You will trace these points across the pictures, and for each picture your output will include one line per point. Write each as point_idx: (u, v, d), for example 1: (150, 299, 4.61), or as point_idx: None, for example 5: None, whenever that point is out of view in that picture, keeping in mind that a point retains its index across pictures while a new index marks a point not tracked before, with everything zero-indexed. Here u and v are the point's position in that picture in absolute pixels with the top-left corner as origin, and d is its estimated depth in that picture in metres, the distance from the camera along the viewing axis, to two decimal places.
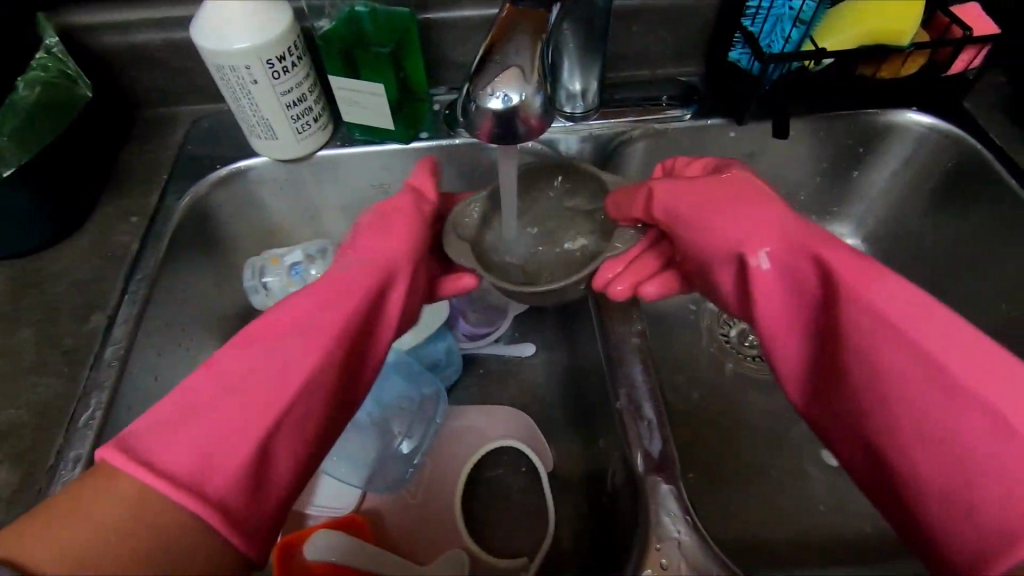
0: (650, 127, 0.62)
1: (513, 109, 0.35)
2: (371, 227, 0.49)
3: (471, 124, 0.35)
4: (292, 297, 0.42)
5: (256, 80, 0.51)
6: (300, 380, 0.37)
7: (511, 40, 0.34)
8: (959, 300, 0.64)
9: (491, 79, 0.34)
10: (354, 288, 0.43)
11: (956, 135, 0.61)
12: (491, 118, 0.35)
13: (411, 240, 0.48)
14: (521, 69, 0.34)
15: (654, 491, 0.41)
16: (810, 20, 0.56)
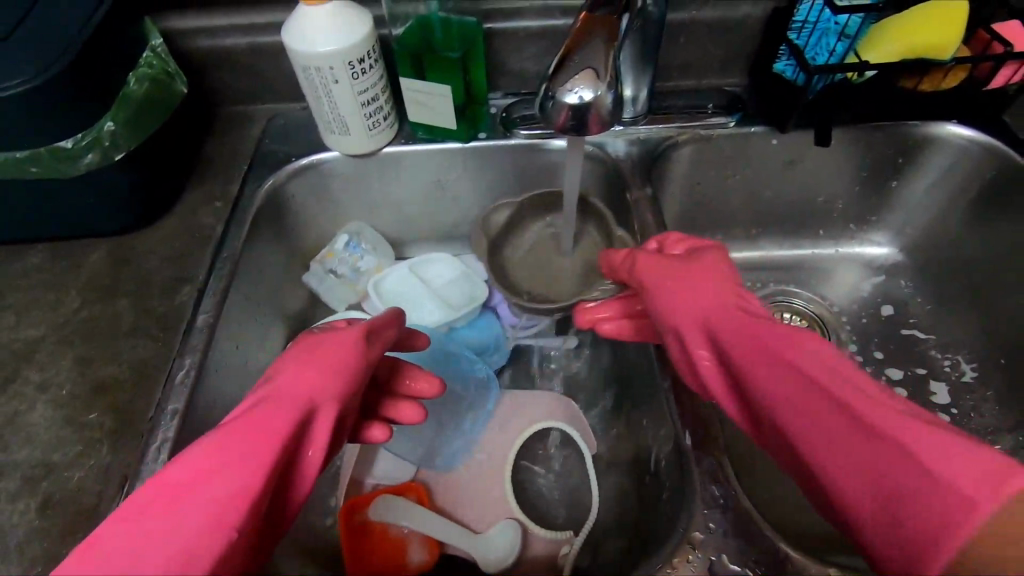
0: (696, 132, 0.66)
1: (586, 105, 0.39)
2: (306, 355, 0.44)
3: (549, 117, 0.40)
4: (193, 444, 0.35)
5: (338, 80, 0.56)
6: (202, 564, 0.29)
7: (585, 45, 0.38)
8: (997, 307, 0.65)
9: (567, 78, 0.39)
10: (273, 428, 0.36)
11: (996, 148, 0.63)
12: (567, 112, 0.39)
13: (346, 376, 0.43)
14: (594, 71, 0.38)
15: (699, 465, 0.44)
16: (855, 34, 0.58)
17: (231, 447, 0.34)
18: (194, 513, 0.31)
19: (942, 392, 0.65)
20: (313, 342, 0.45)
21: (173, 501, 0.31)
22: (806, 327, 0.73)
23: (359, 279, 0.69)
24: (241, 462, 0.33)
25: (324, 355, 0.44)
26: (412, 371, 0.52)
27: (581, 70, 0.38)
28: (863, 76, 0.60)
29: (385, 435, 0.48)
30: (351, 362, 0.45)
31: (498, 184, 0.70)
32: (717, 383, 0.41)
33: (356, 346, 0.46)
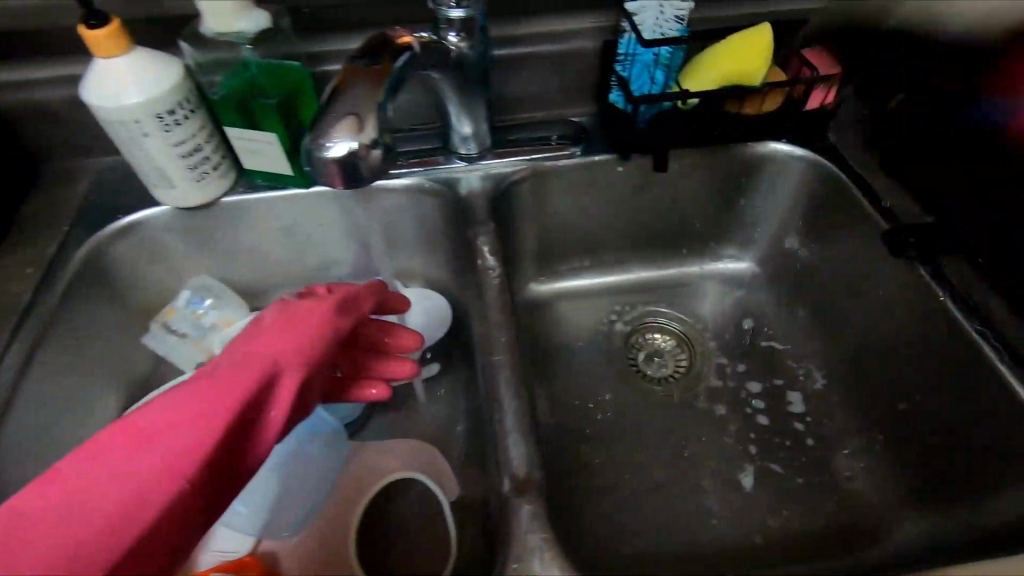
0: (542, 164, 0.66)
1: (352, 155, 0.38)
2: (278, 323, 0.46)
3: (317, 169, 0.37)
4: (173, 386, 0.41)
5: (147, 133, 0.53)
6: (159, 498, 0.37)
7: (356, 88, 0.38)
8: (841, 312, 0.67)
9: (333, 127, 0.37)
10: (238, 385, 0.42)
11: (819, 164, 0.67)
12: (333, 164, 0.37)
13: (318, 343, 0.46)
14: (361, 121, 0.38)
15: (509, 501, 0.42)
16: (669, 64, 0.59)
17: (196, 400, 0.40)
18: (158, 454, 0.38)
19: (797, 401, 0.67)
20: (297, 302, 0.48)
21: (136, 445, 0.38)
22: (674, 345, 0.75)
23: (206, 335, 0.65)
24: (198, 418, 0.39)
25: (301, 322, 0.46)
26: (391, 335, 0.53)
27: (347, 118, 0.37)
28: (690, 103, 0.63)
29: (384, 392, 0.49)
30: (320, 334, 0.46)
31: (351, 227, 0.68)
32: None
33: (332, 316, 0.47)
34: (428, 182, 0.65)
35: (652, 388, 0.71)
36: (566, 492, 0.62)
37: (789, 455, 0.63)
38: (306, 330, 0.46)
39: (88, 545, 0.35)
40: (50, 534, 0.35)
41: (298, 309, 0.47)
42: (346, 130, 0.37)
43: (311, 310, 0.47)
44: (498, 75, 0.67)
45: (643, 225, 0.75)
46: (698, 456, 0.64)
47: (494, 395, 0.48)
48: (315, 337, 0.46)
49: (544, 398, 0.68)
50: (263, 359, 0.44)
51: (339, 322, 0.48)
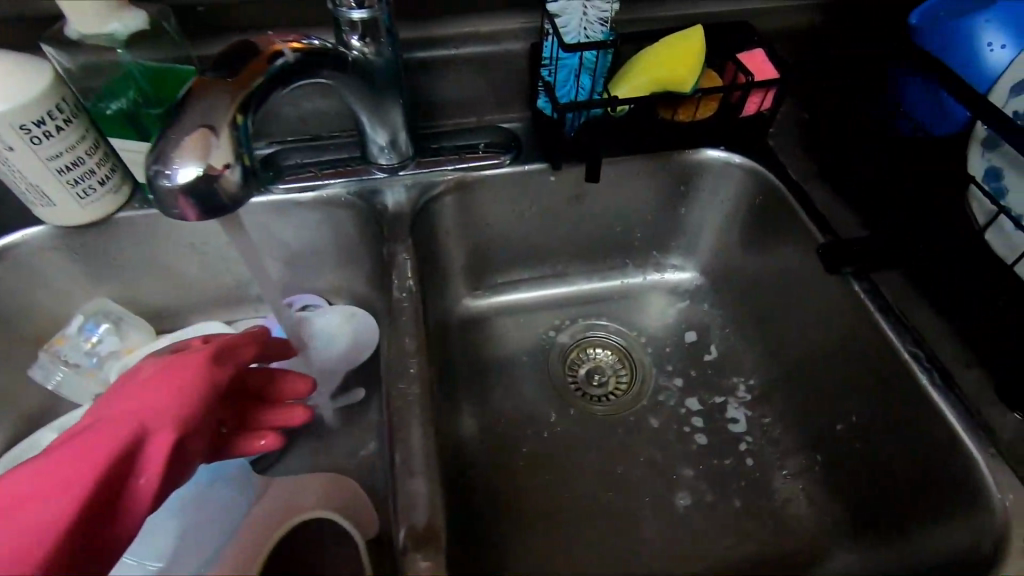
0: (468, 175, 0.62)
1: (201, 177, 0.34)
2: (149, 378, 0.43)
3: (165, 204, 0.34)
4: (29, 460, 0.38)
5: (12, 146, 0.47)
6: None
7: (201, 102, 0.35)
8: (782, 325, 0.65)
9: (177, 150, 0.34)
10: (96, 455, 0.38)
11: (758, 172, 0.64)
12: (180, 189, 0.34)
13: (195, 398, 0.42)
14: (208, 138, 0.35)
15: (402, 557, 0.38)
16: (595, 67, 0.55)
17: (48, 475, 0.37)
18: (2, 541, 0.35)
19: (737, 419, 0.65)
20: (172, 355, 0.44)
21: None
22: (615, 361, 0.71)
23: (102, 366, 0.60)
24: (48, 498, 0.36)
25: (176, 373, 0.43)
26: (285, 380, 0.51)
27: (190, 136, 0.34)
28: (621, 109, 0.59)
29: (273, 442, 0.47)
30: (198, 384, 0.43)
31: (264, 245, 0.63)
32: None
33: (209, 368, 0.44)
34: (346, 195, 0.61)
35: (590, 407, 0.68)
36: (495, 524, 0.59)
37: (727, 477, 0.61)
38: (179, 382, 0.42)
39: None
40: None
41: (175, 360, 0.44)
42: (192, 152, 0.34)
43: (188, 360, 0.44)
44: (421, 79, 0.63)
45: (581, 237, 0.72)
46: (634, 481, 0.62)
47: (398, 432, 0.43)
48: (188, 388, 0.42)
49: (476, 422, 0.64)
50: (129, 422, 0.40)
51: (217, 371, 0.44)
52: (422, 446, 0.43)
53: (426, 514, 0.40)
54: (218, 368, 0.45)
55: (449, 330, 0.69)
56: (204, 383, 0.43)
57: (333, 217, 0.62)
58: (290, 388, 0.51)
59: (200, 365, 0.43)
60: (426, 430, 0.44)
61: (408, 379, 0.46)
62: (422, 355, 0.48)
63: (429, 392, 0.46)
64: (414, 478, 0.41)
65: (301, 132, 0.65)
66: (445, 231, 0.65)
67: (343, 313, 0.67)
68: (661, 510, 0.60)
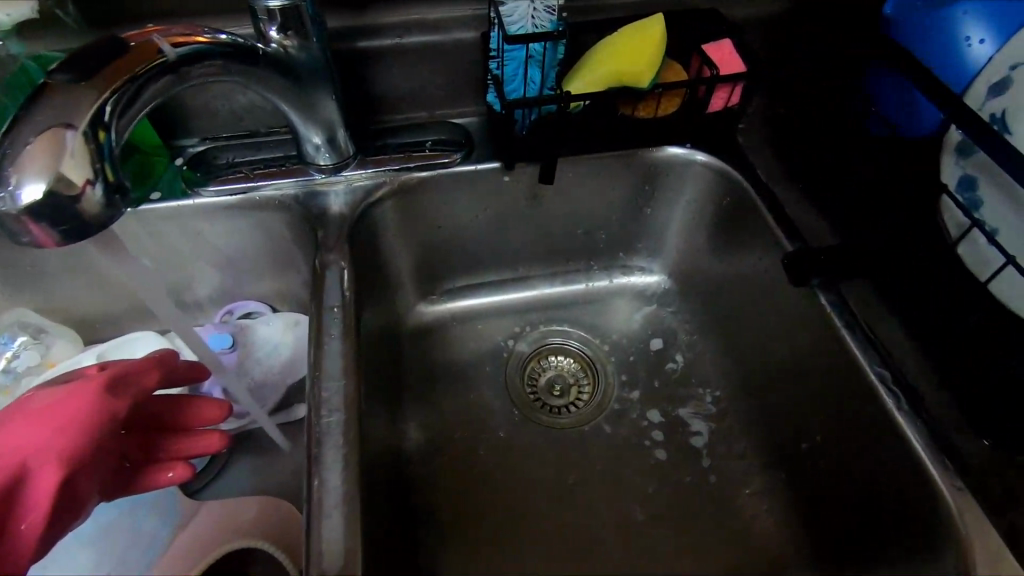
0: (415, 175, 0.58)
1: (47, 198, 0.30)
2: (37, 412, 0.41)
3: (11, 231, 0.31)
4: None
5: None
6: None
7: (51, 106, 0.31)
8: (749, 334, 0.61)
9: (17, 166, 0.30)
10: None
11: (725, 172, 0.60)
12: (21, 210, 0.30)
13: (80, 432, 0.41)
14: (62, 149, 0.31)
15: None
16: (545, 58, 0.51)
17: None
18: None
19: (700, 433, 0.62)
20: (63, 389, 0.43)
21: None
22: (576, 370, 0.68)
23: (19, 383, 0.55)
24: None
25: (68, 406, 0.41)
26: (195, 406, 0.49)
27: (39, 146, 0.31)
28: (578, 105, 0.55)
29: (182, 472, 0.45)
30: (90, 416, 0.41)
31: (197, 250, 0.59)
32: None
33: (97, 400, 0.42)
34: (280, 198, 0.56)
35: (549, 419, 0.64)
36: (442, 547, 0.56)
37: (685, 495, 0.58)
38: (68, 415, 0.41)
39: None
40: None
41: (67, 391, 0.42)
42: (32, 168, 0.30)
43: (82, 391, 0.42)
44: (363, 71, 0.58)
45: (542, 239, 0.68)
46: (590, 499, 0.59)
47: (316, 465, 0.40)
48: (79, 421, 0.41)
49: (426, 437, 0.61)
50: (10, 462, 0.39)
51: (113, 401, 0.43)
52: (342, 482, 0.39)
53: (339, 561, 0.37)
54: (115, 397, 0.43)
55: (400, 339, 0.65)
56: (96, 414, 0.42)
57: (268, 222, 0.58)
58: (201, 414, 0.48)
59: (95, 396, 0.42)
60: (347, 463, 0.40)
61: (331, 407, 0.43)
62: (350, 379, 0.44)
63: (355, 420, 0.43)
64: (328, 520, 0.38)
65: (237, 128, 0.60)
66: (393, 236, 0.61)
67: (287, 321, 0.63)
68: (617, 531, 0.57)
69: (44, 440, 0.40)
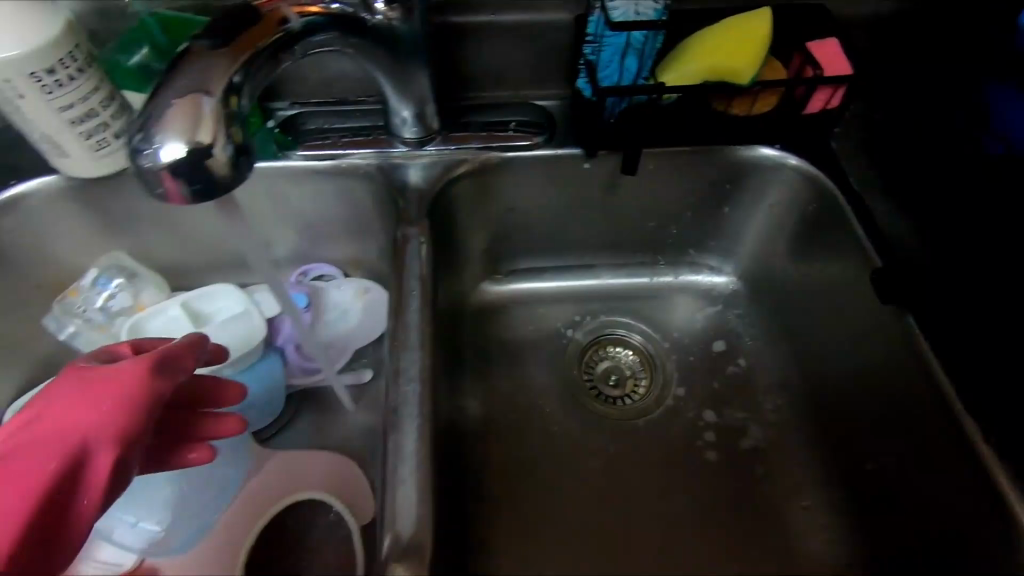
0: (498, 154, 0.58)
1: (187, 154, 0.33)
2: (83, 391, 0.38)
3: (150, 182, 0.33)
4: None
5: (23, 94, 0.46)
6: None
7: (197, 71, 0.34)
8: (821, 346, 0.60)
9: (164, 122, 0.33)
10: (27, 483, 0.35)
11: (816, 177, 0.58)
12: (166, 167, 0.33)
13: (131, 412, 0.38)
14: (199, 110, 0.34)
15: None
16: (641, 49, 0.50)
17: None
18: None
19: (758, 441, 0.61)
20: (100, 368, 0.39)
21: None
22: (635, 363, 0.68)
23: (110, 321, 0.59)
24: None
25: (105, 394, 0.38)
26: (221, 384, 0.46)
27: (182, 104, 0.34)
28: (668, 97, 0.54)
29: (206, 455, 0.43)
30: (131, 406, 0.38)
31: (280, 211, 0.61)
32: None
33: (143, 379, 0.39)
34: (366, 168, 0.58)
35: (604, 409, 0.65)
36: (494, 524, 0.57)
37: (739, 502, 0.58)
38: (116, 396, 0.38)
39: None
40: None
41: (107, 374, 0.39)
42: (177, 125, 0.33)
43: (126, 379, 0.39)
44: (456, 48, 0.59)
45: (613, 230, 0.67)
46: (640, 493, 0.59)
47: (394, 431, 0.42)
48: (126, 403, 0.38)
49: (483, 415, 0.63)
50: (57, 441, 0.36)
51: (158, 385, 0.40)
52: (415, 449, 0.41)
53: (412, 525, 0.38)
54: (158, 379, 0.40)
55: (464, 316, 0.67)
56: (144, 397, 0.39)
57: (350, 190, 0.59)
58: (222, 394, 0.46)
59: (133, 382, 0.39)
60: (422, 431, 0.42)
61: (408, 377, 0.44)
62: (427, 352, 0.46)
63: (429, 392, 0.44)
64: (402, 486, 0.39)
65: (327, 94, 0.62)
66: (470, 214, 0.62)
67: (357, 288, 0.65)
68: (667, 529, 0.57)
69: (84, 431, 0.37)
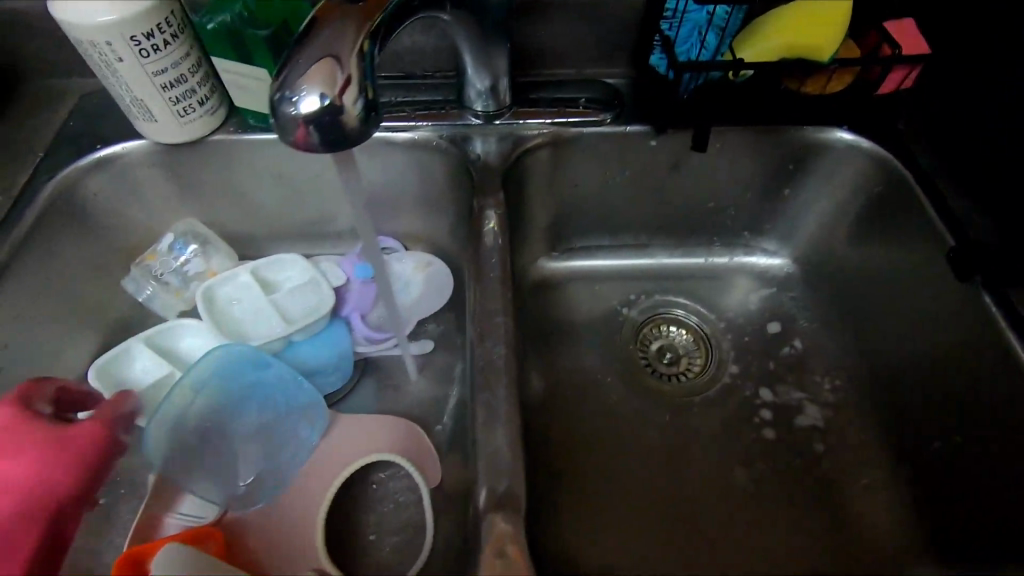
0: (567, 130, 0.59)
1: (324, 107, 0.32)
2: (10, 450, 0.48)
3: (287, 132, 0.32)
4: None
5: (122, 58, 0.47)
6: None
7: (330, 29, 0.33)
8: (882, 328, 0.60)
9: (302, 75, 0.32)
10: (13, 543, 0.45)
11: (885, 158, 0.58)
12: (304, 118, 0.32)
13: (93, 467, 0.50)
14: (337, 64, 0.33)
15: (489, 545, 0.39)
16: (725, 25, 0.51)
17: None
18: None
19: (815, 420, 0.62)
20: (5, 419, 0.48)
21: None
22: (689, 342, 0.69)
23: (187, 285, 0.61)
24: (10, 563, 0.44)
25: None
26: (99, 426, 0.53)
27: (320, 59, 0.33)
28: (742, 74, 0.54)
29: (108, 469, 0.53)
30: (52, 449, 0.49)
31: (349, 182, 0.62)
32: None
33: (106, 435, 0.51)
34: (438, 140, 0.59)
35: (659, 385, 0.65)
36: (555, 493, 0.59)
37: (799, 478, 0.59)
38: (63, 453, 0.49)
39: None
40: None
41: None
42: (316, 78, 0.32)
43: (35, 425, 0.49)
44: (528, 25, 0.60)
45: (672, 210, 0.68)
46: (699, 468, 0.60)
47: (482, 390, 0.43)
48: (80, 458, 0.49)
49: (542, 388, 0.64)
50: (24, 495, 0.47)
51: (115, 435, 0.51)
52: (503, 407, 0.42)
53: (507, 478, 0.39)
54: (93, 431, 0.51)
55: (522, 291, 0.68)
56: (102, 454, 0.50)
57: (420, 161, 0.60)
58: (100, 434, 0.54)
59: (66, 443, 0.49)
60: (509, 392, 0.43)
61: (492, 340, 0.46)
62: (508, 317, 0.47)
63: (513, 355, 0.45)
64: (495, 441, 0.41)
65: (397, 67, 0.62)
66: (534, 189, 0.63)
67: (419, 261, 0.66)
68: (726, 502, 0.58)
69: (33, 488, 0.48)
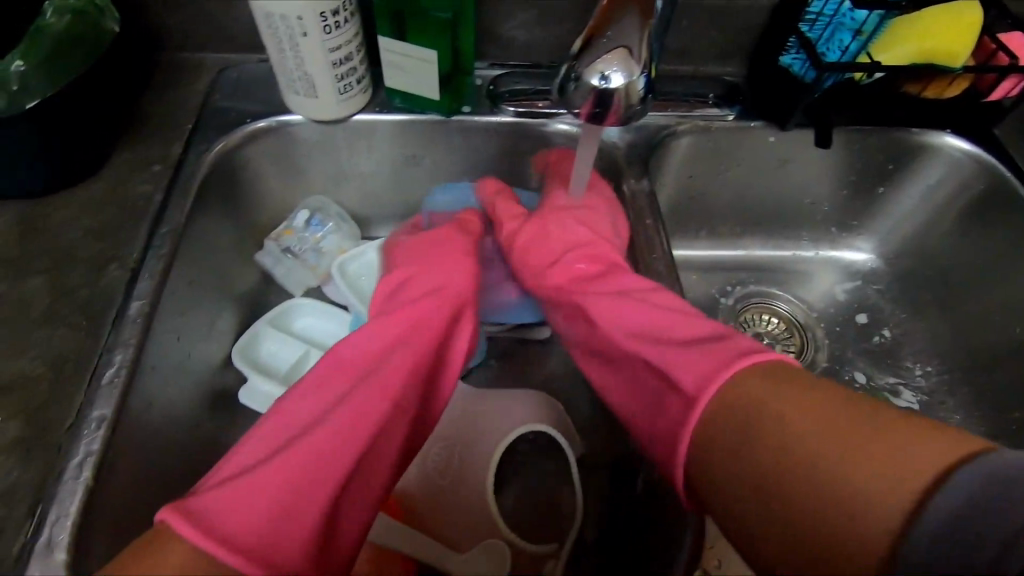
0: (696, 123, 0.62)
1: (612, 88, 0.36)
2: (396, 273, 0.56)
3: (572, 102, 0.37)
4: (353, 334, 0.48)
5: (306, 32, 0.48)
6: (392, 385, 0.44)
7: (620, 23, 0.35)
8: (975, 318, 0.65)
9: (600, 62, 0.36)
10: (431, 322, 0.50)
11: (989, 162, 0.62)
12: (591, 96, 0.37)
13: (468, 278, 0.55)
14: (631, 52, 0.36)
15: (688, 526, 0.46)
16: (871, 32, 0.55)
17: (387, 334, 0.48)
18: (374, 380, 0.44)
19: (910, 403, 0.66)
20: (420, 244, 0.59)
21: (347, 371, 0.46)
22: (784, 331, 0.71)
23: (322, 261, 0.62)
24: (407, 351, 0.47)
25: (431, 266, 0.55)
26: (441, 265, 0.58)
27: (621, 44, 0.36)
28: (871, 77, 0.58)
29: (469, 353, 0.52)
30: (435, 348, 0.48)
31: (476, 165, 0.64)
32: (653, 387, 0.44)
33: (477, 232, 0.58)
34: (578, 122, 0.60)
35: None
36: None
37: None
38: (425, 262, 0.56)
39: (324, 467, 0.38)
40: (262, 483, 0.36)
41: (358, 335, 0.48)
42: (618, 60, 0.36)
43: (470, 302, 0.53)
44: None
45: (772, 204, 0.71)
46: None
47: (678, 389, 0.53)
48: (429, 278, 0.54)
49: None
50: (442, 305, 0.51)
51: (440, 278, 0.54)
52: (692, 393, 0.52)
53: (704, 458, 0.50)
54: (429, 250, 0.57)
55: None
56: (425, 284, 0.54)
57: (554, 149, 0.62)
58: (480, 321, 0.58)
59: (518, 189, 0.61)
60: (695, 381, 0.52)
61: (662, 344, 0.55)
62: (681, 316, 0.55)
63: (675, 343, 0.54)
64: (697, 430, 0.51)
65: (528, 58, 0.63)
66: (656, 177, 0.65)
67: None
68: None
69: (374, 351, 0.47)
